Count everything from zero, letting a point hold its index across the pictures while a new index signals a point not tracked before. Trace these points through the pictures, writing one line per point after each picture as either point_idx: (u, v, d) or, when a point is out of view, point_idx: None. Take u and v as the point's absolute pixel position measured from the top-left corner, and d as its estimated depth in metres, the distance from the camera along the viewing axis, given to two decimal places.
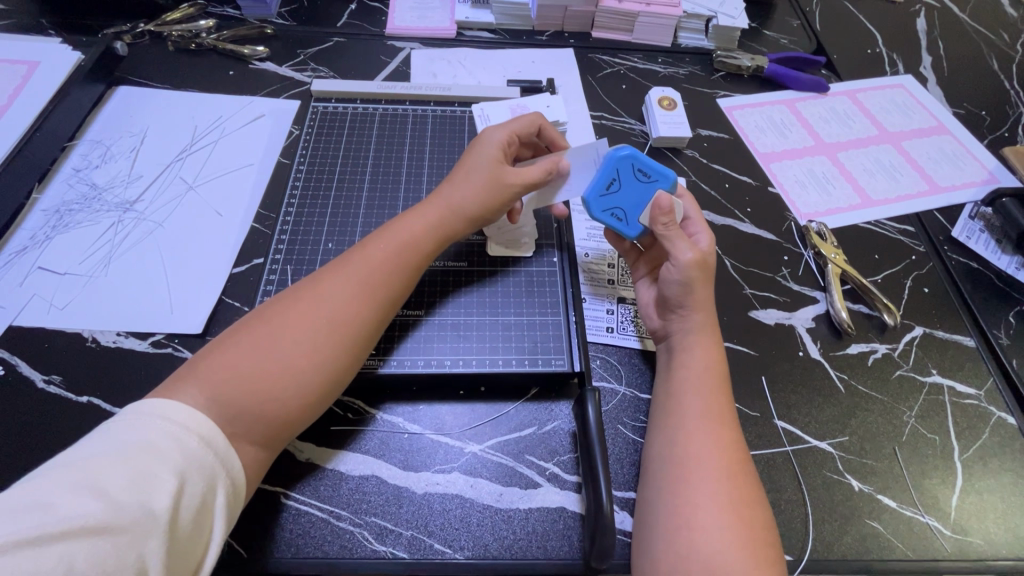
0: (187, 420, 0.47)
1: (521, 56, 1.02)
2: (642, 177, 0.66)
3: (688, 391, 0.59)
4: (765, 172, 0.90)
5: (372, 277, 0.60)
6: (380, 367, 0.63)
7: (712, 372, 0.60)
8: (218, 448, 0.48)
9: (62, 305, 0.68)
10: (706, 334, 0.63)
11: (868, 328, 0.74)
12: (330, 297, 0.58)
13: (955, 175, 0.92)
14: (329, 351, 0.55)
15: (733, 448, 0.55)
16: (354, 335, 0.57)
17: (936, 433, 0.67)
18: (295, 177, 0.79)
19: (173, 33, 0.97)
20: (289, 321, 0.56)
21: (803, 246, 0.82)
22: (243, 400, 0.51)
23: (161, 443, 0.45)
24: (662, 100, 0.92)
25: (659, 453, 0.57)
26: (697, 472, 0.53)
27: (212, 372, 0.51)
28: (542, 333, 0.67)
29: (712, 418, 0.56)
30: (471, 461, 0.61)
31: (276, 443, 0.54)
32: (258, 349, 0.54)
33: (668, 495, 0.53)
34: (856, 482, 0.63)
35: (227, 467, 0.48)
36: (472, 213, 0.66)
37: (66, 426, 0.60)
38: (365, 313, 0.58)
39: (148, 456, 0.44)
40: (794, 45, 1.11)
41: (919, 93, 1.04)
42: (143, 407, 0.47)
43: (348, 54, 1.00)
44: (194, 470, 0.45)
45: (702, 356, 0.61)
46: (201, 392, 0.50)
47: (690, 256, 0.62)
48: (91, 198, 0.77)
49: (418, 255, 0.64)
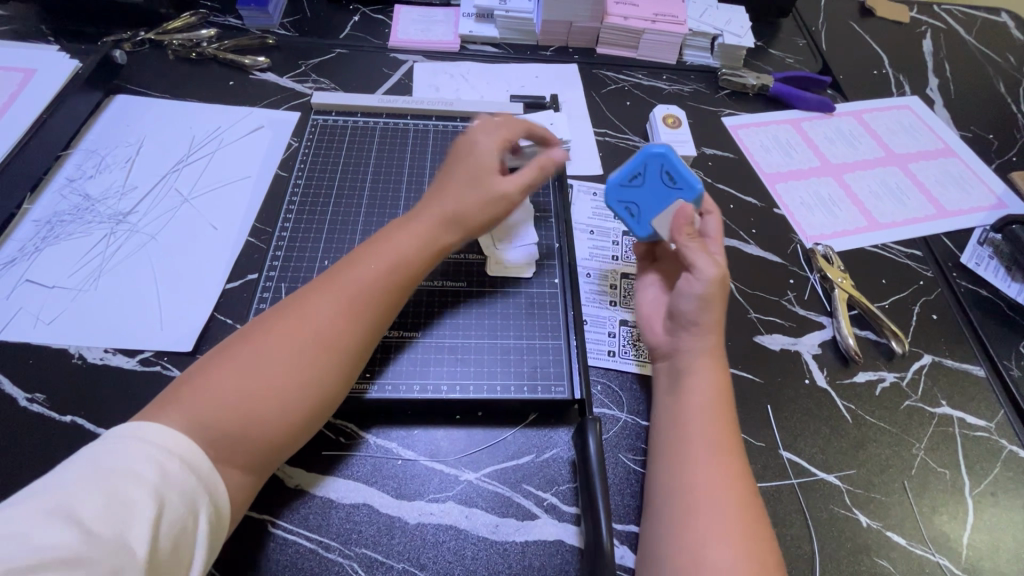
0: (169, 442, 0.45)
1: (524, 71, 1.01)
2: (673, 181, 0.66)
3: (686, 417, 0.57)
4: (771, 193, 0.89)
5: (362, 296, 0.58)
6: (367, 391, 0.61)
7: (718, 396, 0.58)
8: (201, 471, 0.46)
9: (48, 320, 0.66)
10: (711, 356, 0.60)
11: (876, 356, 0.72)
12: (318, 316, 0.56)
13: (963, 199, 0.91)
14: (318, 374, 0.54)
15: (740, 479, 0.53)
16: (342, 356, 0.56)
17: (946, 468, 0.65)
18: (293, 191, 0.78)
19: (173, 41, 0.96)
20: (277, 341, 0.54)
21: (808, 269, 0.80)
22: (229, 423, 0.49)
23: (142, 468, 0.43)
24: (667, 118, 0.91)
25: (666, 482, 0.54)
26: (705, 506, 0.51)
27: (195, 396, 0.50)
28: (542, 357, 0.65)
29: (717, 447, 0.54)
30: (466, 490, 0.59)
31: (262, 468, 0.52)
32: (243, 372, 0.52)
33: (674, 529, 0.51)
34: (864, 517, 0.61)
35: (211, 492, 0.46)
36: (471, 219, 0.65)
37: (48, 447, 0.58)
38: (353, 329, 0.57)
39: (128, 482, 0.42)
40: (800, 65, 1.10)
41: (926, 115, 1.03)
42: (125, 430, 0.46)
43: (350, 67, 0.99)
44: (176, 496, 0.43)
45: (708, 377, 0.59)
46: (184, 415, 0.48)
47: (712, 270, 0.59)
48: (84, 209, 0.75)
49: (411, 273, 0.62)
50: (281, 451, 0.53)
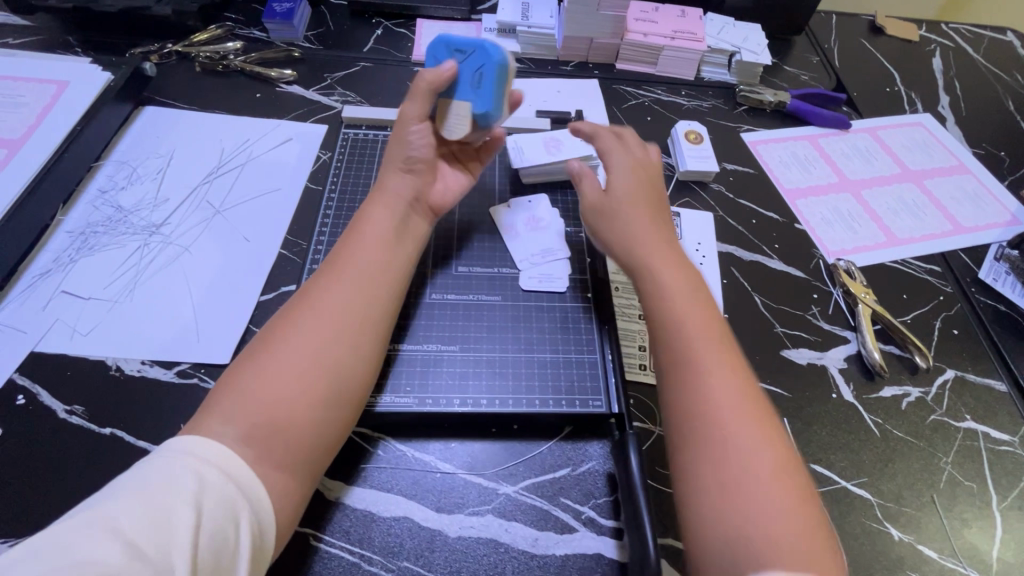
0: (208, 453, 0.47)
1: (546, 86, 1.03)
2: (471, 61, 0.69)
3: (692, 372, 0.54)
4: (791, 208, 0.90)
5: (364, 274, 0.61)
6: (378, 404, 0.61)
7: (696, 304, 0.59)
8: (239, 479, 0.47)
9: (85, 331, 0.66)
10: (699, 310, 0.59)
11: (900, 370, 0.74)
12: (322, 294, 0.59)
13: (978, 215, 0.93)
14: (333, 349, 0.56)
15: (743, 381, 0.54)
16: (354, 326, 0.58)
17: (974, 481, 0.66)
18: (327, 205, 0.78)
19: (200, 54, 0.97)
20: (278, 329, 0.57)
21: (831, 284, 0.82)
22: (260, 414, 0.51)
23: (180, 479, 0.44)
24: (689, 134, 0.93)
25: (678, 402, 0.54)
26: (722, 414, 0.51)
27: (225, 399, 0.52)
28: (578, 371, 0.65)
29: (735, 391, 0.53)
30: (505, 504, 0.59)
31: (303, 469, 0.52)
32: (260, 362, 0.54)
33: (704, 445, 0.51)
34: (895, 531, 0.62)
35: (251, 500, 0.47)
36: (409, 163, 0.69)
37: (90, 459, 0.59)
38: (354, 302, 0.59)
39: (168, 494, 0.43)
40: (815, 81, 1.12)
41: (938, 132, 1.05)
42: (167, 444, 0.47)
43: (375, 80, 1.00)
44: (213, 505, 0.44)
45: (685, 291, 0.59)
46: (221, 418, 0.50)
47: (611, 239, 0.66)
48: (116, 220, 0.76)
49: (396, 250, 0.65)
50: (321, 437, 0.54)
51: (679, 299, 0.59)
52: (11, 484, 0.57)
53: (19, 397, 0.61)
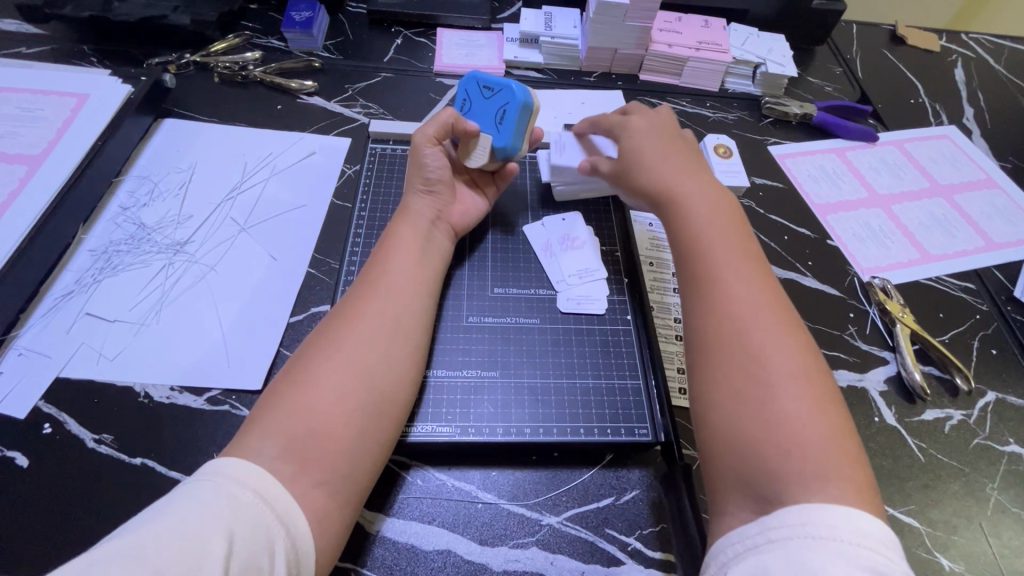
0: (241, 475, 0.46)
1: (570, 98, 1.01)
2: (497, 96, 0.72)
3: (738, 333, 0.54)
4: (823, 224, 0.89)
5: (395, 283, 0.62)
6: (410, 434, 0.59)
7: (745, 263, 0.59)
8: (273, 501, 0.46)
9: (112, 355, 0.64)
10: (752, 275, 0.58)
11: (941, 393, 0.73)
12: (352, 308, 0.60)
13: (1009, 231, 0.92)
14: (366, 359, 0.56)
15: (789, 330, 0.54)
16: (386, 336, 0.58)
17: (1021, 507, 0.65)
18: (357, 225, 0.76)
19: (219, 64, 0.95)
20: (315, 344, 0.57)
21: (867, 303, 0.80)
22: (297, 426, 0.51)
23: (212, 503, 0.44)
24: (718, 147, 0.92)
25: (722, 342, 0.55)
26: (765, 352, 0.52)
27: (264, 416, 0.52)
28: (621, 399, 0.64)
29: (787, 357, 0.52)
30: (550, 536, 0.58)
31: (342, 493, 0.51)
32: (297, 377, 0.54)
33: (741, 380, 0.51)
34: (946, 560, 0.61)
35: (286, 525, 0.46)
36: (427, 183, 0.70)
37: (120, 491, 0.57)
38: (381, 309, 0.59)
39: (201, 519, 0.42)
40: (839, 93, 1.11)
41: (965, 145, 1.05)
42: (200, 471, 0.47)
43: (396, 91, 0.98)
44: (246, 528, 0.43)
45: (730, 252, 0.60)
46: (260, 437, 0.50)
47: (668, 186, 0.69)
48: (140, 239, 0.74)
49: (425, 259, 0.66)
50: (360, 446, 0.53)
51: (732, 264, 0.59)
52: (40, 519, 0.55)
53: (45, 425, 0.60)
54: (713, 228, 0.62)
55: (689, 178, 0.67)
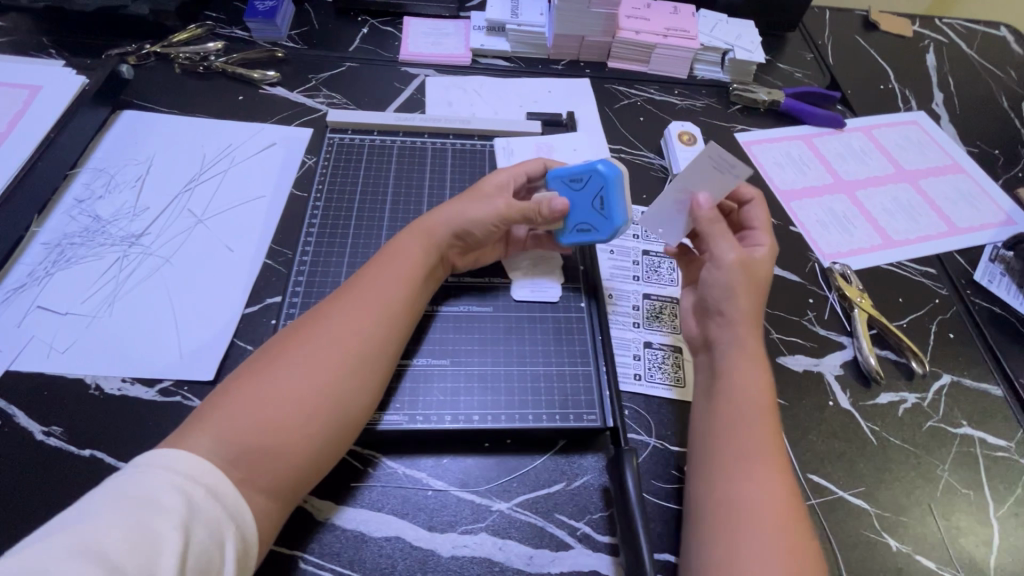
0: (192, 470, 0.45)
1: (537, 86, 1.00)
2: (595, 219, 0.67)
3: (737, 517, 0.50)
4: (787, 210, 0.89)
5: (385, 313, 0.59)
6: (380, 423, 0.60)
7: (751, 397, 0.56)
8: (226, 499, 0.46)
9: (63, 348, 0.64)
10: (774, 465, 0.52)
11: (897, 376, 0.73)
12: (339, 324, 0.57)
13: (973, 216, 0.92)
14: (341, 384, 0.54)
15: (786, 494, 0.51)
16: (364, 363, 0.56)
17: (970, 488, 0.66)
18: (313, 213, 0.76)
19: (180, 55, 0.93)
20: (293, 353, 0.55)
21: (826, 288, 0.81)
22: (254, 437, 0.49)
23: (165, 498, 0.43)
24: (682, 135, 0.92)
25: (709, 497, 0.52)
26: (749, 517, 0.49)
27: (223, 415, 0.50)
28: (572, 384, 0.64)
29: (779, 556, 0.47)
30: (499, 521, 0.58)
31: (289, 493, 0.51)
32: (266, 382, 0.52)
33: (719, 543, 0.49)
34: (893, 541, 0.61)
35: (236, 519, 0.46)
36: (458, 228, 0.66)
37: (67, 483, 0.56)
38: (369, 334, 0.57)
39: (152, 514, 0.41)
40: (808, 79, 1.11)
41: (933, 130, 1.05)
42: (146, 462, 0.45)
43: (361, 81, 0.98)
44: (200, 525, 0.43)
45: (742, 379, 0.57)
46: (209, 433, 0.48)
47: (732, 258, 0.62)
48: (94, 231, 0.73)
49: (418, 293, 0.63)
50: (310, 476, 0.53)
51: (756, 447, 0.53)
52: None
53: None
54: (752, 408, 0.56)
55: (741, 342, 0.60)
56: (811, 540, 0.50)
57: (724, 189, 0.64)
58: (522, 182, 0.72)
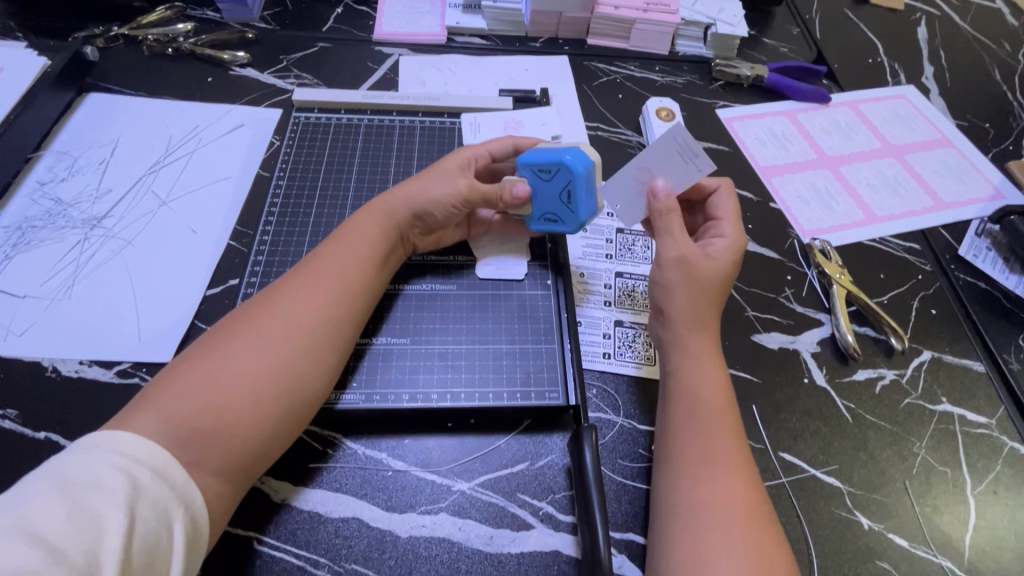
0: (138, 450, 0.42)
1: (513, 64, 0.98)
2: (562, 211, 0.65)
3: (697, 518, 0.49)
4: (766, 186, 0.87)
5: (343, 290, 0.57)
6: (340, 402, 0.59)
7: (711, 394, 0.55)
8: (175, 482, 0.43)
9: (20, 331, 0.63)
10: (731, 462, 0.52)
11: (876, 353, 0.71)
12: (294, 300, 0.54)
13: (960, 190, 0.89)
14: (295, 362, 0.51)
15: (748, 490, 0.50)
16: (320, 341, 0.54)
17: (947, 466, 0.64)
18: (274, 193, 0.75)
19: (148, 36, 0.92)
20: (245, 330, 0.52)
21: (806, 265, 0.79)
22: (202, 417, 0.46)
23: (108, 479, 0.40)
24: (660, 111, 0.91)
25: (668, 499, 0.51)
26: (713, 516, 0.48)
27: (168, 396, 0.46)
28: (535, 361, 0.64)
29: (743, 554, 0.47)
30: (460, 501, 0.57)
31: (243, 476, 0.48)
32: (216, 360, 0.49)
33: (680, 544, 0.48)
34: (865, 519, 0.60)
35: (187, 502, 0.43)
36: (420, 208, 0.64)
37: (21, 465, 0.56)
38: (326, 310, 0.55)
39: (94, 496, 0.39)
40: (794, 54, 1.08)
41: (922, 104, 1.02)
42: (89, 442, 0.42)
43: (332, 60, 0.95)
44: (147, 508, 0.40)
45: (701, 376, 0.57)
46: (153, 414, 0.45)
47: (675, 254, 0.61)
48: (56, 214, 0.73)
49: (378, 271, 0.60)
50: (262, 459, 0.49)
51: (711, 445, 0.52)
52: None
53: None
54: (707, 406, 0.55)
55: (690, 342, 0.58)
56: (777, 535, 0.49)
57: (685, 175, 0.63)
58: (486, 160, 0.69)
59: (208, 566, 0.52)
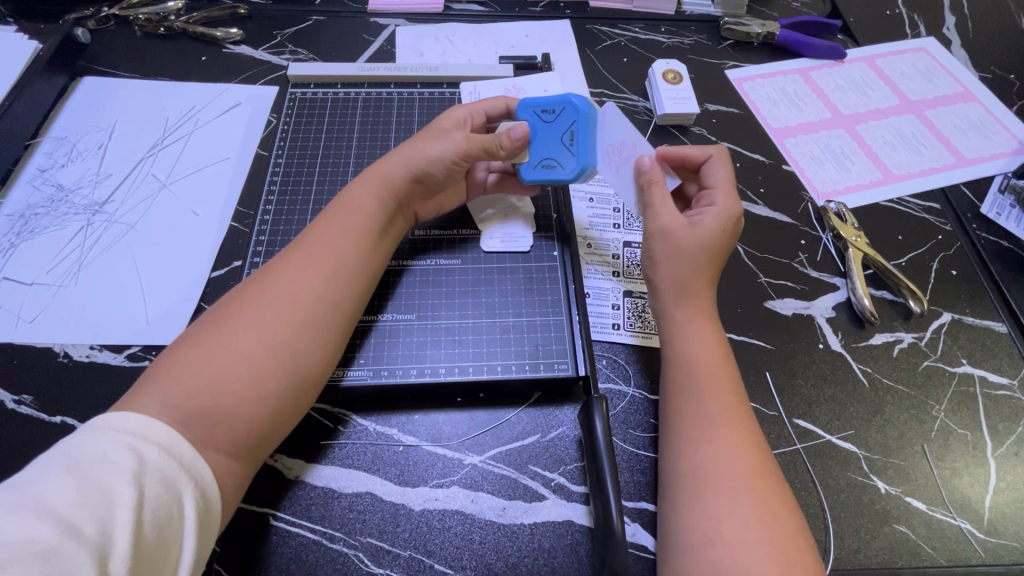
0: (145, 430, 0.42)
1: (514, 31, 0.95)
2: (564, 155, 0.63)
3: (703, 482, 0.48)
4: (779, 148, 0.84)
5: (339, 267, 0.55)
6: (351, 379, 0.59)
7: (711, 358, 0.55)
8: (184, 458, 0.42)
9: (30, 318, 0.64)
10: (732, 422, 0.51)
11: (892, 316, 0.69)
12: (292, 278, 0.53)
13: (983, 145, 0.86)
14: (293, 340, 0.51)
15: (752, 452, 0.50)
16: (319, 318, 0.53)
17: (968, 429, 0.63)
18: (274, 172, 0.74)
19: (139, 15, 0.89)
20: (241, 310, 0.51)
21: (820, 228, 0.76)
22: (201, 398, 0.45)
23: (115, 455, 0.40)
24: (667, 73, 0.86)
25: (672, 468, 0.51)
26: (719, 481, 0.48)
27: (169, 376, 0.46)
28: (543, 334, 0.63)
29: (750, 515, 0.46)
30: (471, 474, 0.57)
31: (250, 452, 0.48)
32: (212, 342, 0.48)
33: (686, 508, 0.48)
34: (882, 483, 0.59)
35: (195, 479, 0.43)
36: (418, 169, 0.62)
37: (41, 449, 0.57)
38: (320, 286, 0.54)
39: (103, 471, 0.39)
40: (808, 8, 1.03)
41: (943, 57, 0.97)
42: (97, 420, 0.42)
43: (327, 34, 0.92)
44: (156, 483, 0.40)
45: (701, 341, 0.55)
46: (155, 396, 0.45)
47: (657, 226, 0.59)
48: (58, 200, 0.72)
49: (376, 245, 0.59)
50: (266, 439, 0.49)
51: (710, 407, 0.51)
52: None
53: None
54: (702, 369, 0.54)
55: (691, 308, 0.57)
56: (783, 494, 0.48)
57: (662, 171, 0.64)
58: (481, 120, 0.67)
59: (225, 542, 0.52)
